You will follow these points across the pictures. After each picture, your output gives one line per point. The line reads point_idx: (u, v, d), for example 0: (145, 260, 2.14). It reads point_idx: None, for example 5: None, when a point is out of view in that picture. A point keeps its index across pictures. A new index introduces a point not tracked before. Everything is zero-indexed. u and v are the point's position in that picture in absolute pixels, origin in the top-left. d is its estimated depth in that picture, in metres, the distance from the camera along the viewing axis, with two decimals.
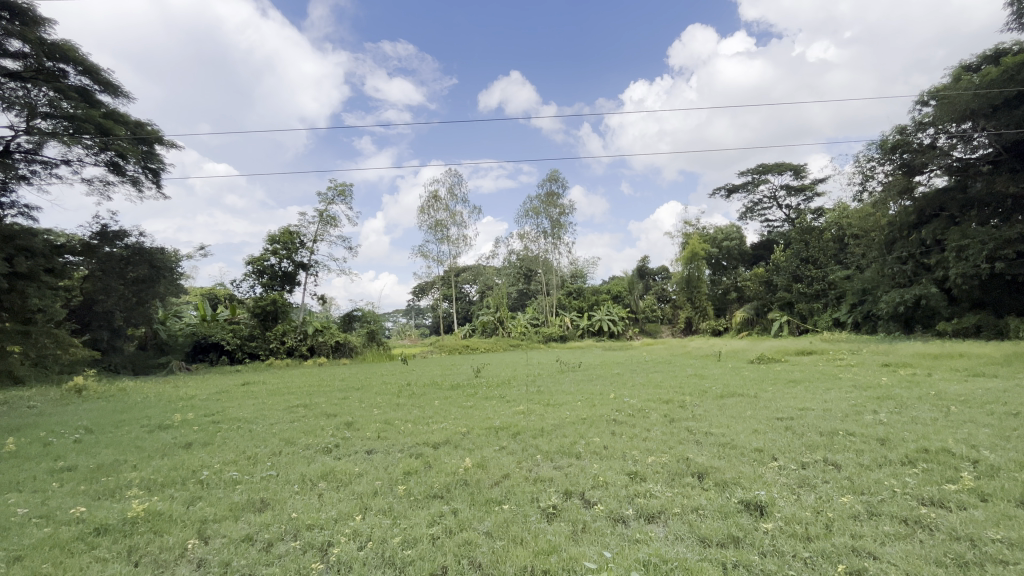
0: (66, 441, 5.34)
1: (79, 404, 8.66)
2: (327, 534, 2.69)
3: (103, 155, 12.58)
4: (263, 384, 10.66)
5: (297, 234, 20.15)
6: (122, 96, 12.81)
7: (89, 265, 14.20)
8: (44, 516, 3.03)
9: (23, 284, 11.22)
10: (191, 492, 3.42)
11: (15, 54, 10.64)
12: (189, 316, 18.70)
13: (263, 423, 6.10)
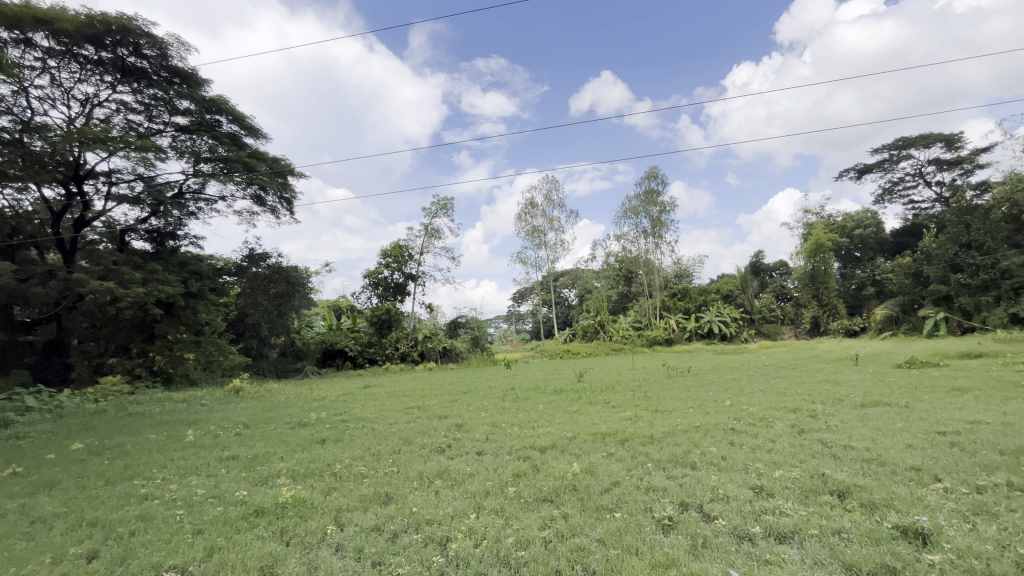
0: (230, 434, 6.31)
1: (239, 402, 10.15)
2: (445, 530, 2.83)
3: (250, 189, 14.65)
4: (382, 387, 11.60)
5: (406, 247, 21.72)
6: (262, 137, 14.84)
7: (241, 283, 16.72)
8: (215, 496, 3.59)
9: (195, 302, 13.62)
10: (327, 483, 3.83)
11: (185, 112, 12.94)
12: (318, 326, 21.02)
13: (383, 422, 6.64)
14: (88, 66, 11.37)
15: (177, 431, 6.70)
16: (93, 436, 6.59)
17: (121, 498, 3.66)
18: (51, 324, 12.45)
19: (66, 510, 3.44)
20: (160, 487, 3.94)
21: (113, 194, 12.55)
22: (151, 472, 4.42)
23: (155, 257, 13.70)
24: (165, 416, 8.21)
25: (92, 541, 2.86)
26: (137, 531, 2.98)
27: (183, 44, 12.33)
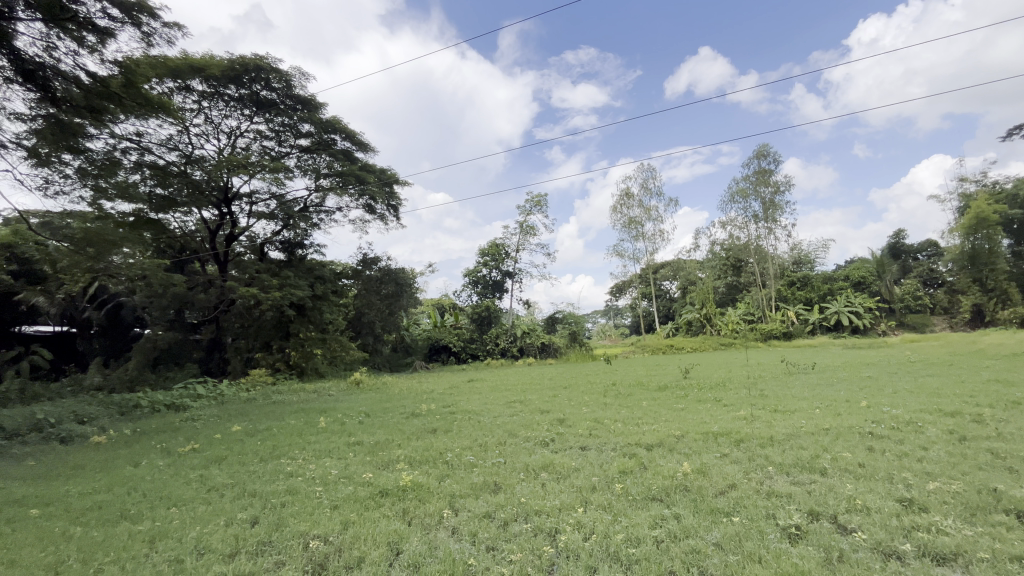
0: (355, 421, 7.02)
1: (359, 393, 11.20)
2: (554, 521, 2.88)
3: (362, 199, 16.04)
4: (485, 381, 12.08)
5: (503, 246, 22.31)
6: (371, 151, 16.15)
7: (358, 285, 18.42)
8: (346, 477, 4.02)
9: (319, 304, 15.35)
10: (441, 469, 4.09)
11: (307, 134, 14.54)
12: (424, 324, 22.39)
13: (488, 415, 6.91)
14: (231, 103, 13.24)
15: (311, 418, 7.59)
16: (248, 420, 7.71)
17: (272, 474, 4.25)
18: (211, 325, 14.68)
19: (232, 482, 4.07)
20: (302, 466, 4.50)
21: (254, 211, 14.49)
22: (293, 453, 5.07)
23: (287, 265, 15.60)
24: (302, 405, 9.34)
25: (253, 508, 3.35)
26: (287, 503, 3.43)
27: (303, 74, 13.82)
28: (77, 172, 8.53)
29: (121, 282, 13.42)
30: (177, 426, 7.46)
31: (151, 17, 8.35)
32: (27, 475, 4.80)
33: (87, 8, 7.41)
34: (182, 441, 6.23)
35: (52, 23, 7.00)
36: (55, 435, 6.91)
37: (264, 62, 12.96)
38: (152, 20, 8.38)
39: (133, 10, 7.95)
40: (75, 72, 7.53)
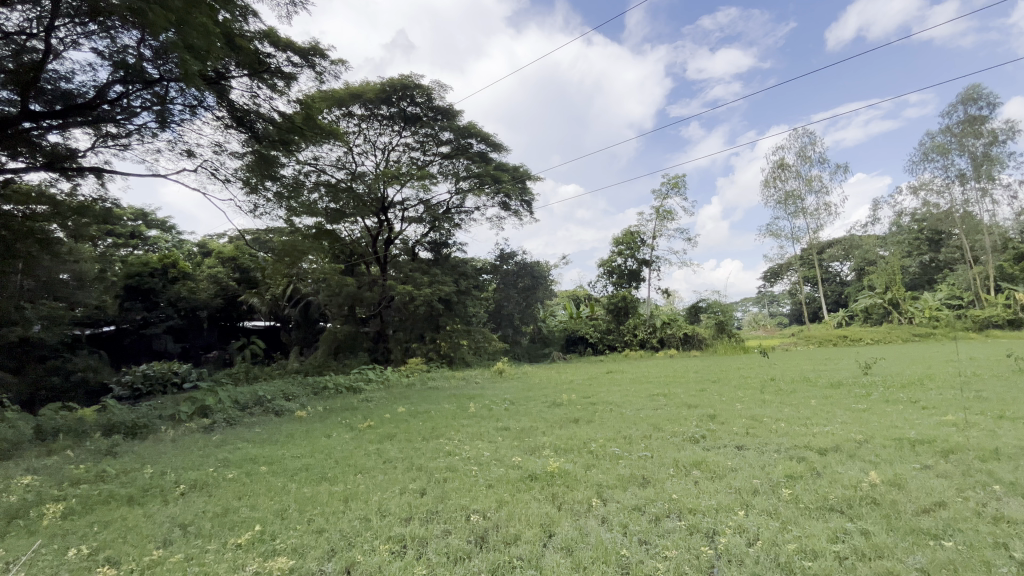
0: (501, 408, 7.45)
1: (503, 382, 11.89)
2: (711, 522, 2.72)
3: (498, 198, 16.84)
4: (625, 373, 11.81)
5: (638, 233, 21.52)
6: (504, 150, 16.84)
7: (496, 279, 19.38)
8: (497, 459, 4.29)
9: (463, 298, 16.61)
10: (586, 459, 4.13)
11: (447, 142, 15.69)
12: (561, 315, 22.74)
13: (630, 407, 6.75)
14: (384, 121, 14.89)
15: (462, 403, 8.26)
16: (410, 403, 8.70)
17: (434, 451, 4.74)
18: (376, 319, 16.74)
19: (402, 456, 4.65)
20: (458, 446, 4.93)
21: (406, 217, 16.16)
22: (450, 434, 5.59)
23: (435, 264, 17.08)
24: (454, 391, 10.20)
25: (421, 481, 3.77)
26: (448, 478, 3.80)
27: (441, 87, 14.96)
28: (276, 195, 10.44)
29: (310, 284, 16.08)
30: (355, 405, 8.75)
31: (322, 57, 9.81)
32: (256, 439, 6.08)
33: (276, 59, 8.98)
34: (360, 419, 7.27)
35: (254, 76, 8.64)
36: (271, 409, 8.61)
37: (409, 81, 14.32)
38: (322, 60, 9.82)
39: (309, 54, 9.42)
40: (271, 113, 9.19)
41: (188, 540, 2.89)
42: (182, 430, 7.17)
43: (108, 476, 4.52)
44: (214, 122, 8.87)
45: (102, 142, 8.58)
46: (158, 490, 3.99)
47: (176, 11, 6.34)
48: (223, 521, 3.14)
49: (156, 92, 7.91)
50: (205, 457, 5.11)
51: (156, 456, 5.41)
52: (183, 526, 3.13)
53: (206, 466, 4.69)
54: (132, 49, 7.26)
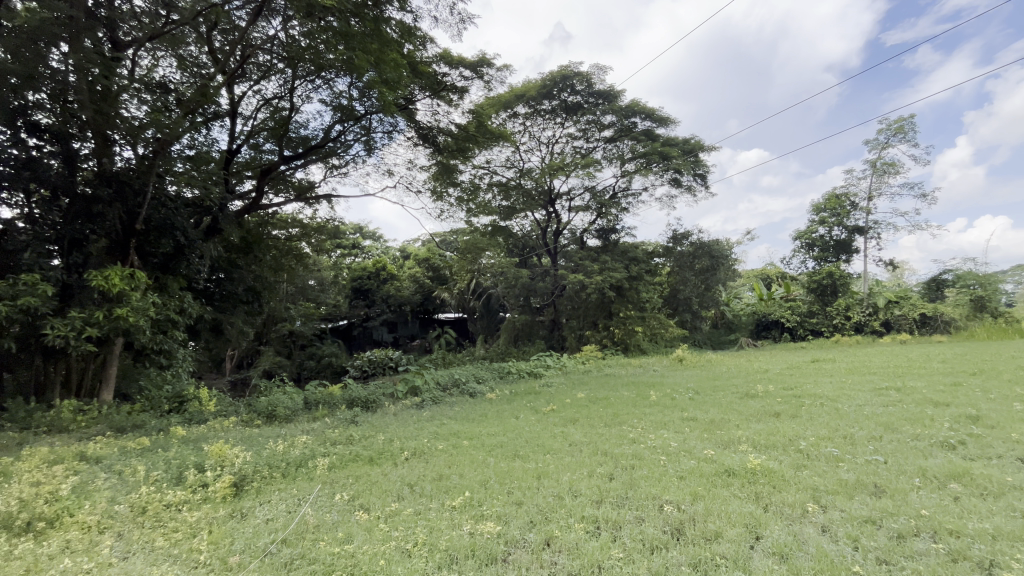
0: (684, 397, 7.06)
1: (684, 370, 11.24)
2: (986, 551, 2.14)
3: (667, 175, 15.87)
4: (838, 361, 10.06)
5: (846, 196, 18.05)
6: (671, 124, 15.77)
7: (670, 262, 18.00)
8: (687, 450, 4.08)
9: (636, 284, 16.13)
10: (795, 458, 3.63)
11: (609, 125, 15.37)
12: (749, 297, 20.42)
13: (849, 402, 5.71)
14: (547, 116, 15.29)
15: (642, 390, 8.09)
16: (589, 389, 8.86)
17: (618, 438, 4.74)
18: (550, 308, 17.39)
19: (587, 440, 4.75)
20: (643, 435, 4.83)
21: (573, 206, 16.41)
22: (633, 421, 5.53)
23: (605, 251, 16.91)
24: (632, 378, 10.05)
25: (608, 465, 3.81)
26: (635, 466, 3.76)
27: (601, 70, 14.68)
28: (457, 199, 11.57)
29: (489, 278, 17.48)
30: (538, 390, 9.29)
31: (489, 66, 10.52)
32: (457, 417, 6.93)
33: (450, 76, 9.96)
34: (544, 403, 7.69)
35: (434, 95, 9.74)
36: (465, 391, 9.67)
37: (569, 70, 14.41)
38: (490, 69, 10.53)
39: (478, 66, 10.19)
40: (449, 125, 10.24)
41: (414, 497, 3.44)
42: (400, 406, 8.56)
43: (354, 439, 5.68)
44: (407, 142, 10.25)
45: (330, 173, 10.69)
46: (389, 454, 4.84)
47: (374, 53, 7.56)
48: (439, 485, 3.65)
49: (364, 125, 9.49)
50: (421, 429, 6.03)
51: (384, 426, 6.57)
52: (410, 486, 3.72)
53: (421, 437, 5.52)
54: (344, 92, 8.87)
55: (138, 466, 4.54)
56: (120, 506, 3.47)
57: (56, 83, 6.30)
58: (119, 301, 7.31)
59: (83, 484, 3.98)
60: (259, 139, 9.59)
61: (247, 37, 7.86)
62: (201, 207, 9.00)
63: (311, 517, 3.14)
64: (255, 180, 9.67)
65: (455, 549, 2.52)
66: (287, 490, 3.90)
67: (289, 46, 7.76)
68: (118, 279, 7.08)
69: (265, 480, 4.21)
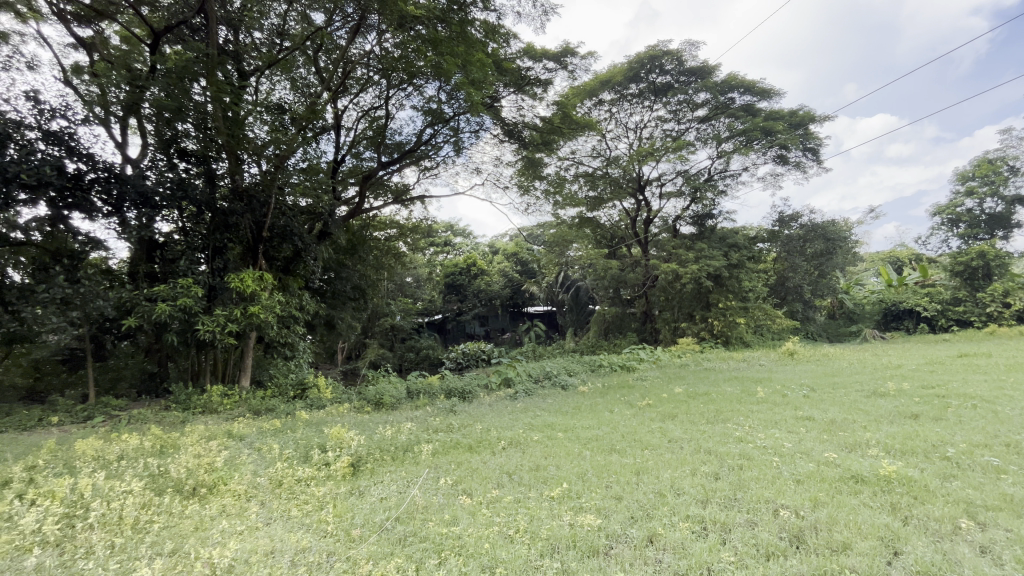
0: (798, 394, 6.46)
1: (796, 364, 10.30)
2: None
3: (771, 152, 14.55)
4: (992, 356, 8.60)
5: (1002, 160, 15.28)
6: (775, 95, 14.40)
7: (777, 247, 16.36)
8: (804, 452, 3.73)
9: (738, 272, 15.03)
10: (941, 467, 3.17)
11: (703, 103, 14.40)
12: (874, 283, 18.11)
13: (1010, 404, 4.85)
14: (634, 100, 14.72)
15: (748, 386, 7.54)
16: (687, 383, 8.45)
17: (723, 435, 4.47)
18: (642, 299, 16.84)
19: (689, 437, 4.54)
20: (751, 433, 4.50)
21: (664, 193, 15.68)
22: (739, 419, 5.18)
23: (700, 238, 15.94)
24: (735, 372, 9.42)
25: (714, 465, 3.61)
26: (744, 466, 3.52)
27: (693, 45, 13.81)
28: (544, 192, 11.60)
29: (578, 270, 17.33)
30: (632, 383, 9.07)
31: (573, 55, 10.37)
32: (550, 409, 7.00)
33: (535, 70, 9.98)
34: (639, 397, 7.48)
35: (519, 91, 9.84)
36: (558, 383, 9.75)
37: (657, 50, 13.70)
38: (574, 58, 10.38)
39: (561, 56, 10.09)
40: (535, 119, 10.28)
41: (514, 485, 3.54)
42: (495, 397, 8.85)
43: (454, 427, 5.98)
44: (494, 139, 10.47)
45: (423, 175, 11.27)
46: (487, 443, 5.03)
47: (461, 55, 7.77)
48: (537, 475, 3.72)
49: (453, 126, 9.85)
50: (516, 420, 6.18)
51: (481, 416, 6.83)
52: (509, 474, 3.84)
53: (516, 428, 5.64)
54: (434, 97, 9.28)
55: (273, 445, 5.18)
56: (261, 478, 3.98)
57: (198, 113, 7.34)
58: (252, 300, 8.35)
59: (232, 457, 4.63)
60: (359, 148, 10.36)
61: (347, 54, 8.52)
62: (314, 214, 9.97)
63: (420, 499, 3.37)
64: (358, 186, 10.48)
65: (557, 539, 2.56)
66: (397, 472, 4.21)
67: (383, 58, 8.29)
68: (252, 281, 8.10)
69: (378, 461, 4.59)
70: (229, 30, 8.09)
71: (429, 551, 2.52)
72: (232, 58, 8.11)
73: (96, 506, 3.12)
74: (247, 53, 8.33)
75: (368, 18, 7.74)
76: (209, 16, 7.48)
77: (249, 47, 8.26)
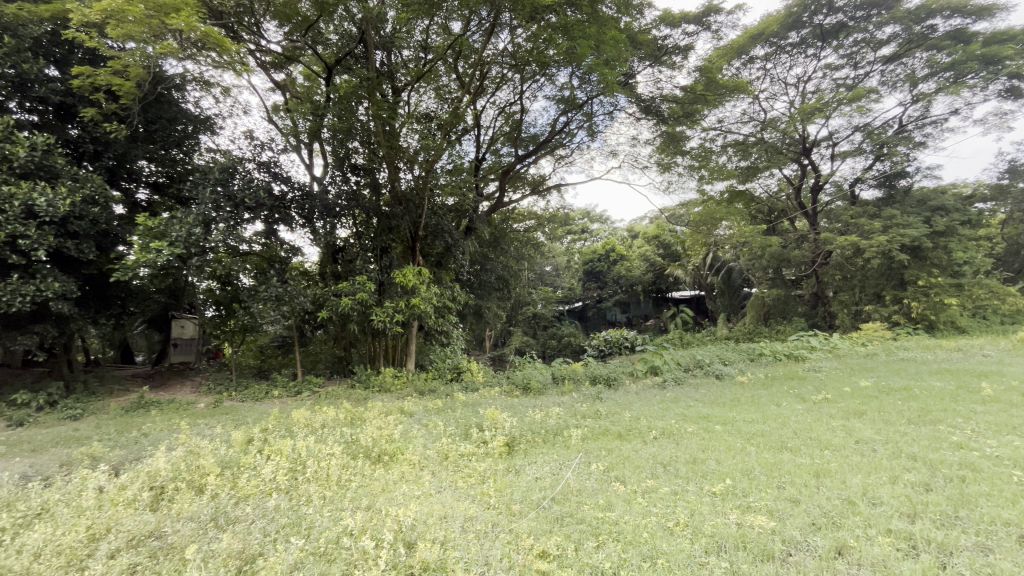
0: None
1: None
2: None
3: (995, 85, 11.43)
4: None
5: None
6: (998, 12, 11.26)
7: (1007, 207, 13.01)
8: None
9: (946, 241, 12.20)
10: None
11: (889, 39, 11.88)
12: None
13: None
14: (794, 50, 12.81)
15: (966, 381, 6.10)
16: (877, 376, 7.17)
17: (932, 439, 3.70)
18: (811, 279, 14.73)
19: (884, 439, 3.85)
20: (974, 440, 3.64)
21: (837, 153, 13.41)
22: (955, 421, 4.22)
23: (889, 203, 13.30)
24: (946, 364, 7.71)
25: (922, 474, 3.01)
26: (968, 479, 2.87)
27: None
28: (688, 167, 10.80)
29: (730, 250, 15.83)
30: (802, 374, 8.01)
31: (717, 12, 9.37)
32: (704, 399, 6.55)
33: (673, 38, 9.29)
34: (813, 390, 6.57)
35: (655, 63, 9.28)
36: (711, 372, 9.08)
37: None
38: (719, 15, 9.39)
39: (703, 17, 9.22)
40: (674, 90, 9.60)
41: (670, 477, 3.40)
42: (642, 385, 8.59)
43: (601, 414, 5.96)
44: (630, 118, 10.06)
45: (558, 163, 11.36)
46: (637, 431, 4.91)
47: (594, 36, 7.56)
48: (695, 468, 3.52)
49: (587, 111, 9.71)
50: (667, 409, 5.92)
51: (630, 403, 6.70)
52: (663, 465, 3.69)
53: (668, 418, 5.39)
54: (567, 84, 9.24)
55: (437, 422, 5.76)
56: (430, 450, 4.47)
57: (364, 131, 8.42)
58: (414, 293, 9.35)
59: (406, 431, 5.28)
60: (497, 145, 10.83)
61: (483, 57, 8.94)
62: (461, 211, 10.73)
63: (574, 482, 3.45)
64: (498, 181, 10.99)
65: (723, 537, 2.39)
66: (549, 454, 4.36)
67: (517, 54, 8.51)
68: (413, 275, 9.07)
69: (530, 442, 4.82)
70: (384, 53, 9.06)
71: (586, 533, 2.57)
72: (387, 78, 9.10)
73: (310, 463, 3.84)
74: (399, 71, 9.26)
75: (501, 18, 8.01)
76: (368, 44, 8.48)
77: (400, 66, 9.16)
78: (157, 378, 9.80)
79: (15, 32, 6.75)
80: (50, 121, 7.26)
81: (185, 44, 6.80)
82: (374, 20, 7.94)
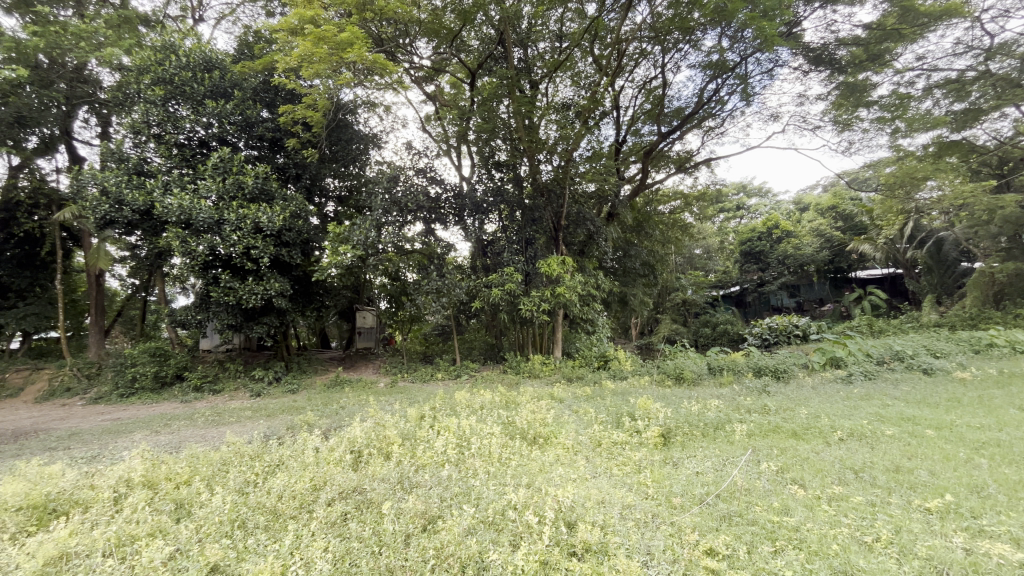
0: None
1: None
2: None
3: None
4: None
5: None
6: None
7: None
8: None
9: None
10: None
11: None
12: None
13: None
14: None
15: None
16: None
17: None
18: None
19: None
20: None
21: None
22: None
23: None
24: None
25: None
26: None
27: None
28: (875, 121, 9.03)
29: (939, 216, 12.82)
30: None
31: None
32: (907, 397, 5.47)
33: None
34: None
35: (826, 3, 7.92)
36: (915, 366, 7.51)
37: None
38: None
39: None
40: (854, 31, 8.09)
41: (865, 485, 2.93)
42: (820, 379, 7.48)
43: (770, 409, 5.36)
44: (796, 73, 8.77)
45: (707, 136, 10.44)
46: (817, 430, 4.31)
47: None
48: (898, 478, 2.97)
49: (741, 73, 8.73)
50: (856, 407, 5.08)
51: (806, 399, 5.90)
52: (854, 471, 3.20)
53: (859, 418, 4.63)
54: (715, 47, 8.42)
55: (587, 409, 5.80)
56: (583, 436, 4.54)
57: (507, 129, 8.80)
58: (559, 281, 9.51)
59: (558, 416, 5.42)
60: (639, 125, 10.37)
61: (620, 35, 8.63)
62: (603, 197, 10.55)
63: (742, 480, 3.19)
64: (641, 162, 10.53)
65: (944, 562, 2.00)
66: (710, 449, 4.10)
67: (657, 25, 8.02)
68: (557, 265, 9.24)
69: (688, 435, 4.57)
70: (521, 50, 9.29)
71: (760, 536, 2.37)
72: (525, 73, 9.35)
73: (474, 440, 4.21)
74: (536, 65, 9.42)
75: None
76: (506, 44, 8.81)
77: (536, 59, 9.32)
78: (348, 360, 11.63)
79: (241, 86, 8.62)
80: (267, 154, 9.07)
81: (356, 73, 7.86)
82: (511, 20, 8.20)
